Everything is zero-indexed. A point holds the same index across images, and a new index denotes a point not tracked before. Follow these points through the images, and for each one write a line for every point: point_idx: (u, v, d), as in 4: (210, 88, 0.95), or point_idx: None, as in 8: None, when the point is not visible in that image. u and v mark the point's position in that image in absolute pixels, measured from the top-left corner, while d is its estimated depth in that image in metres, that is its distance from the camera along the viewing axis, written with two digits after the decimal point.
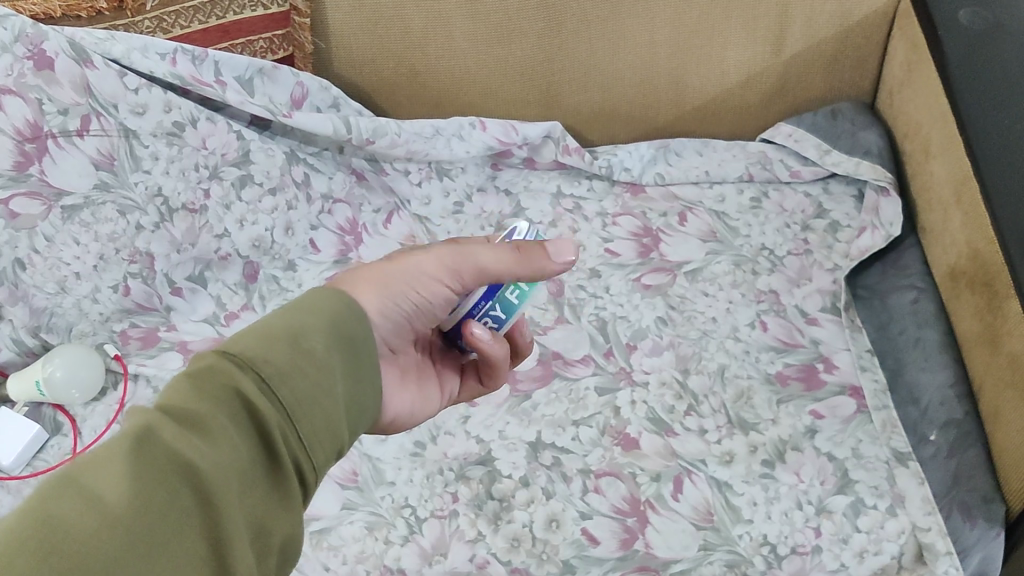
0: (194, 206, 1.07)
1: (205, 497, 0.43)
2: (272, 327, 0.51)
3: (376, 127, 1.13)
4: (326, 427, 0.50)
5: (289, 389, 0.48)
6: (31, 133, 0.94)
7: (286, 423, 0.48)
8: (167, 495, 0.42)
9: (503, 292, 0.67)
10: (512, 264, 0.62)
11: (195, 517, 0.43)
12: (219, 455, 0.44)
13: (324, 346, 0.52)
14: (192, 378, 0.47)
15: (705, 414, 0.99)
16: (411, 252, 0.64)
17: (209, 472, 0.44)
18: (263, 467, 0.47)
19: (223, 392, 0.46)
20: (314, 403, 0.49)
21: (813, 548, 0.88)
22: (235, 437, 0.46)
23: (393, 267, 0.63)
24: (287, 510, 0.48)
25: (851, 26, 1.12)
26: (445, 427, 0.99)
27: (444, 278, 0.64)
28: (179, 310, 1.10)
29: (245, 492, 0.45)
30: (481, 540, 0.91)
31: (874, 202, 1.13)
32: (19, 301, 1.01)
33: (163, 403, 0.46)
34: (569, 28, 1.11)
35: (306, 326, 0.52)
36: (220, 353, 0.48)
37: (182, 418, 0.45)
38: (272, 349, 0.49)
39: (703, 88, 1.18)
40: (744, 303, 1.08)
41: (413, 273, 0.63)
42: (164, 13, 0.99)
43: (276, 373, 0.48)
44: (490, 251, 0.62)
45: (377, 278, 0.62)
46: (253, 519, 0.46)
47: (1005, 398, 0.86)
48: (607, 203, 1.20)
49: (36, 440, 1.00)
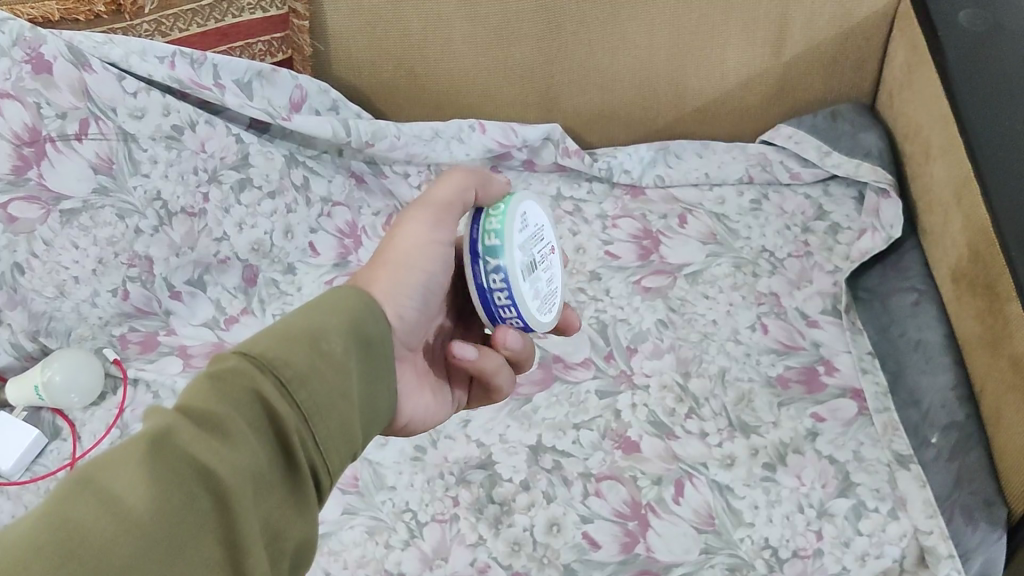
0: (192, 209, 1.07)
1: (223, 501, 0.44)
2: (291, 327, 0.51)
3: (375, 131, 1.13)
4: (341, 431, 0.50)
5: (307, 393, 0.49)
6: (29, 136, 0.93)
7: (303, 425, 0.48)
8: (186, 499, 0.42)
9: (485, 244, 0.67)
10: (463, 180, 0.68)
11: (212, 520, 0.43)
12: (238, 459, 0.45)
13: (341, 347, 0.53)
14: (213, 379, 0.47)
15: (706, 417, 0.99)
16: (398, 232, 0.66)
17: (227, 475, 0.44)
18: (280, 471, 0.47)
19: (242, 393, 0.47)
20: (331, 405, 0.50)
21: (814, 552, 0.88)
22: (254, 440, 0.46)
23: (390, 251, 0.65)
24: (303, 513, 0.48)
25: (851, 28, 1.12)
26: (445, 431, 0.99)
27: (437, 237, 0.66)
28: (178, 314, 1.09)
29: (262, 495, 0.46)
30: (481, 544, 0.91)
31: (874, 204, 1.13)
32: (18, 306, 1.01)
33: (183, 403, 0.46)
34: (567, 30, 1.11)
35: (323, 328, 0.52)
36: (241, 354, 0.48)
37: (201, 420, 0.45)
38: (291, 352, 0.50)
39: (703, 89, 1.18)
40: (744, 306, 1.08)
41: (411, 250, 0.65)
42: (162, 16, 0.98)
43: (294, 375, 0.49)
44: (443, 184, 0.67)
45: (386, 269, 0.64)
46: (268, 522, 0.46)
47: (1007, 402, 0.86)
48: (607, 205, 1.20)
49: (35, 444, 0.99)
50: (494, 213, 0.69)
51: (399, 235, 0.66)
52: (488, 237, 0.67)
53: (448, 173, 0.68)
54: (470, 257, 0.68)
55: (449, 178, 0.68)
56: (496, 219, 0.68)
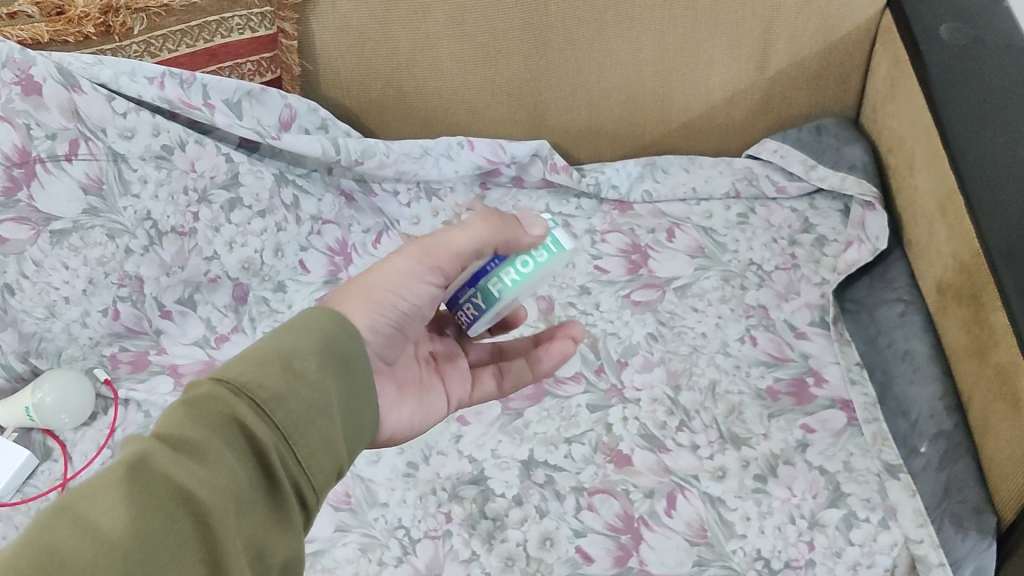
0: (183, 229, 1.07)
1: (203, 522, 0.44)
2: (263, 350, 0.52)
3: (364, 149, 1.13)
4: (323, 446, 0.50)
5: (284, 412, 0.49)
6: (19, 157, 0.94)
7: (282, 444, 0.49)
8: (165, 520, 0.43)
9: (485, 285, 0.70)
10: (486, 235, 0.66)
11: (195, 540, 0.44)
12: (217, 481, 0.45)
13: (316, 365, 0.52)
14: (187, 406, 0.48)
15: (696, 430, 1.00)
16: (382, 262, 0.66)
17: (205, 495, 0.45)
18: (263, 490, 0.48)
19: (218, 417, 0.47)
20: (309, 423, 0.50)
21: (806, 563, 0.88)
22: (233, 463, 0.47)
23: (370, 276, 0.65)
24: (287, 532, 0.49)
25: (834, 43, 1.14)
26: (437, 446, 1.00)
27: (426, 272, 0.66)
28: (169, 333, 1.10)
29: (244, 515, 0.47)
30: (474, 559, 0.91)
31: (860, 216, 1.14)
32: (8, 327, 1.01)
33: (158, 431, 0.47)
34: (552, 49, 1.12)
35: (298, 347, 0.52)
36: (214, 380, 0.49)
37: (179, 443, 0.46)
38: (266, 373, 0.50)
39: (688, 105, 1.19)
40: (733, 318, 1.09)
41: (393, 277, 0.65)
42: (152, 37, 0.98)
43: (269, 396, 0.49)
44: (463, 232, 0.66)
45: (364, 292, 0.64)
46: (254, 541, 0.47)
47: (993, 410, 0.87)
48: (595, 220, 1.21)
49: (25, 466, 0.99)
50: (521, 262, 0.69)
51: (388, 259, 0.66)
52: (488, 276, 0.70)
53: (474, 221, 0.66)
54: (472, 277, 0.71)
55: (471, 228, 0.66)
56: (518, 271, 0.69)
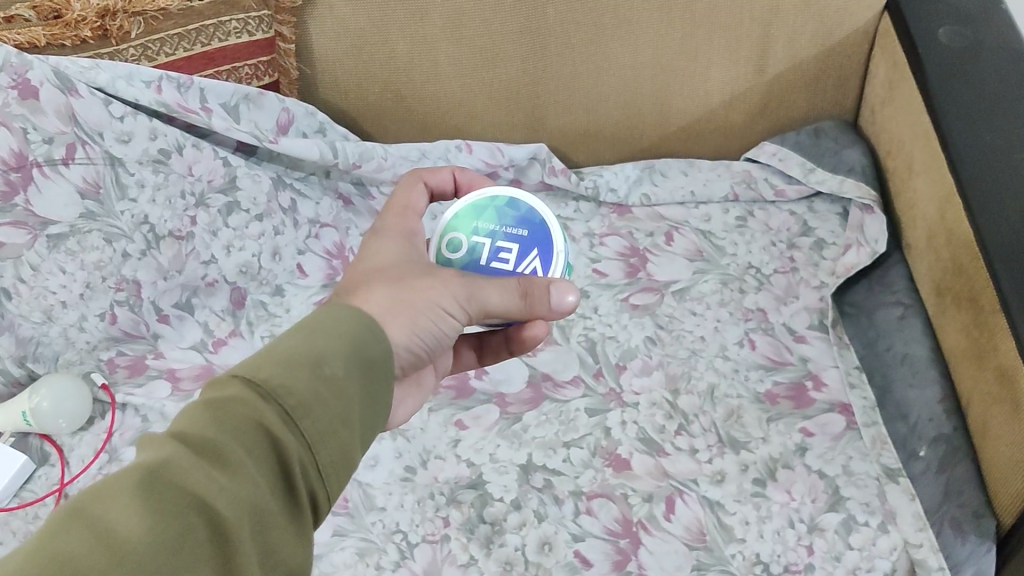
0: (180, 233, 1.07)
1: (219, 532, 0.44)
2: (292, 352, 0.50)
3: (362, 152, 1.14)
4: (344, 455, 0.49)
5: (310, 421, 0.48)
6: (16, 161, 0.94)
7: (305, 454, 0.48)
8: (182, 529, 0.43)
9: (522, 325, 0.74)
10: (517, 306, 0.65)
11: (209, 550, 0.44)
12: (237, 490, 0.45)
13: (344, 371, 0.51)
14: (211, 407, 0.47)
15: (695, 434, 1.00)
16: (424, 279, 0.62)
17: (223, 505, 0.44)
18: (281, 501, 0.47)
19: (244, 423, 0.47)
20: (333, 432, 0.49)
21: (805, 567, 0.88)
22: (254, 472, 0.46)
23: (408, 287, 0.61)
24: (302, 543, 0.48)
25: (832, 46, 1.14)
26: (435, 451, 1.00)
27: (462, 304, 0.64)
28: (166, 338, 1.09)
29: (261, 527, 0.46)
30: (472, 564, 0.91)
31: (858, 220, 1.14)
32: (5, 331, 1.01)
33: (181, 432, 0.46)
34: (551, 52, 1.12)
35: (328, 351, 0.51)
36: (243, 383, 0.48)
37: (200, 448, 0.45)
38: (294, 378, 0.49)
39: (686, 108, 1.19)
40: (731, 322, 1.09)
41: (431, 298, 0.62)
42: (149, 41, 0.98)
43: (297, 404, 0.48)
44: (500, 294, 0.65)
45: (400, 305, 0.60)
46: (270, 552, 0.46)
47: (993, 414, 0.86)
48: (594, 223, 1.21)
49: (23, 470, 0.98)
50: None
51: (427, 280, 0.63)
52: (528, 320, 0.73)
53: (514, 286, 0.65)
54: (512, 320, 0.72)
55: (506, 289, 0.65)
56: None
